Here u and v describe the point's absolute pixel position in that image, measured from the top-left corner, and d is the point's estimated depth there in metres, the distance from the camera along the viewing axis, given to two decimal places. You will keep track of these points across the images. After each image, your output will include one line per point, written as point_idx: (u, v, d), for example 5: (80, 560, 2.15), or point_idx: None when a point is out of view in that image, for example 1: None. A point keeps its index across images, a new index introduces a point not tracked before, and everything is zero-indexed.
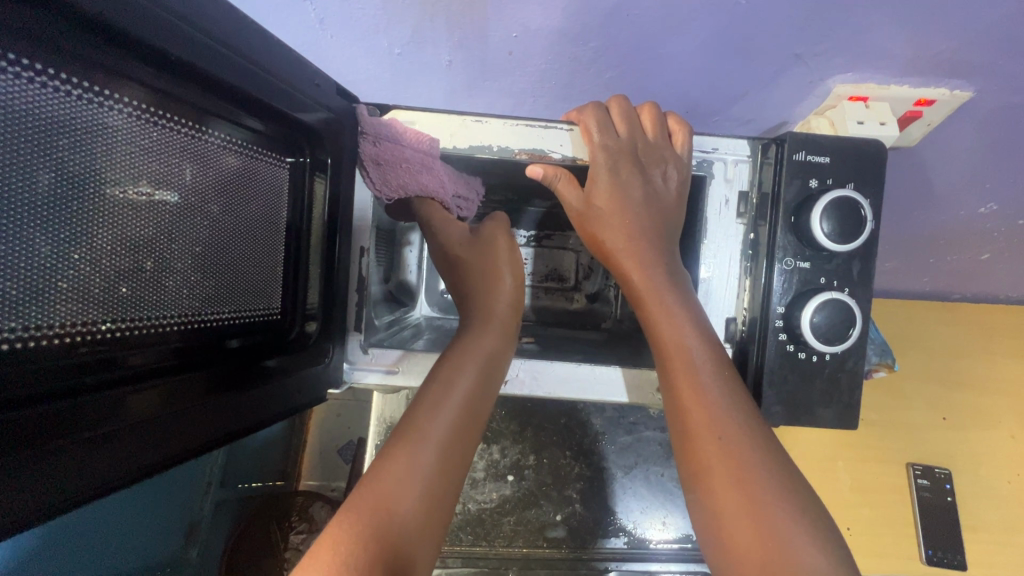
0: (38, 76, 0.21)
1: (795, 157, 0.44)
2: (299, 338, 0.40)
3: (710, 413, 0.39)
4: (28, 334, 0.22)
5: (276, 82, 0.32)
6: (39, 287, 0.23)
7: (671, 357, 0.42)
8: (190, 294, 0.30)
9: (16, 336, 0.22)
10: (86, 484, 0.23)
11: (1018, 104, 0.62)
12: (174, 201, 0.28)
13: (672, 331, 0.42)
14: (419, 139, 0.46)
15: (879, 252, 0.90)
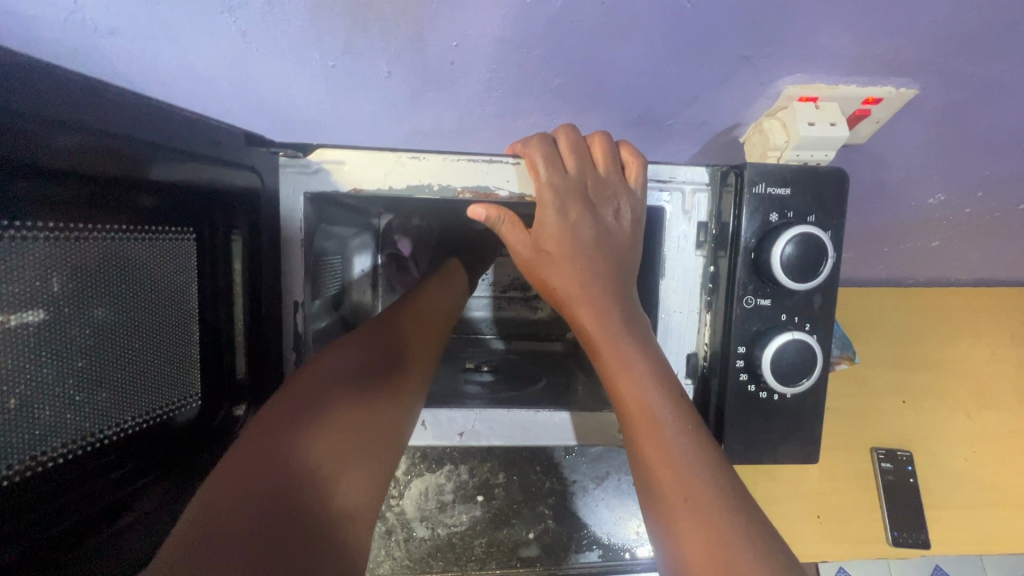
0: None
1: (755, 189, 0.42)
2: (225, 422, 0.37)
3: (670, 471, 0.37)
4: None
5: (158, 151, 0.28)
6: None
7: (630, 411, 0.40)
8: (72, 415, 0.26)
9: None
10: None
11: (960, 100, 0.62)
12: (38, 319, 0.24)
13: (630, 382, 0.40)
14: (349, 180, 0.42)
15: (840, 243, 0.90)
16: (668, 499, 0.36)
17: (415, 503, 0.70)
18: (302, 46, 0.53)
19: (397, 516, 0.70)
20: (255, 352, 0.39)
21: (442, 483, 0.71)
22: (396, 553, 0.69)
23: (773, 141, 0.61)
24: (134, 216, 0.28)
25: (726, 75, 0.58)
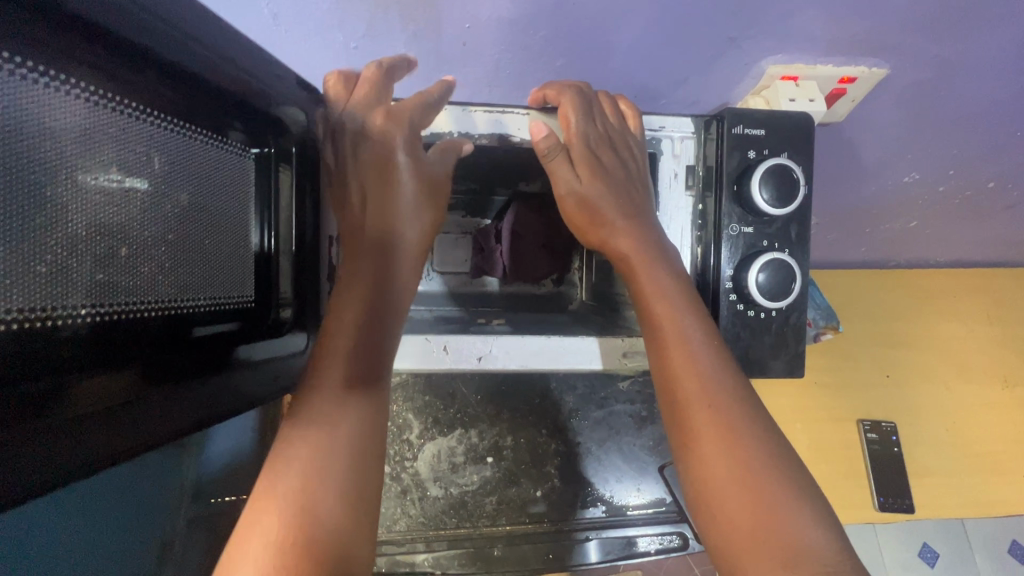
0: (13, 66, 0.22)
1: (734, 131, 0.48)
2: (275, 324, 0.41)
3: (700, 383, 0.43)
4: (15, 316, 0.23)
5: (235, 70, 0.33)
6: (26, 273, 0.23)
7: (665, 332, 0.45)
8: (165, 280, 0.31)
9: (6, 319, 0.22)
10: (68, 458, 0.24)
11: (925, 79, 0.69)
12: (144, 188, 0.29)
13: (662, 307, 0.45)
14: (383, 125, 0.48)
15: (821, 224, 0.96)
16: (696, 409, 0.43)
17: (428, 464, 0.73)
18: (329, 27, 0.59)
19: (411, 476, 0.73)
20: (298, 273, 0.43)
21: (454, 445, 0.74)
22: (410, 511, 0.72)
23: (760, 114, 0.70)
24: (209, 121, 0.33)
25: (708, 55, 0.65)
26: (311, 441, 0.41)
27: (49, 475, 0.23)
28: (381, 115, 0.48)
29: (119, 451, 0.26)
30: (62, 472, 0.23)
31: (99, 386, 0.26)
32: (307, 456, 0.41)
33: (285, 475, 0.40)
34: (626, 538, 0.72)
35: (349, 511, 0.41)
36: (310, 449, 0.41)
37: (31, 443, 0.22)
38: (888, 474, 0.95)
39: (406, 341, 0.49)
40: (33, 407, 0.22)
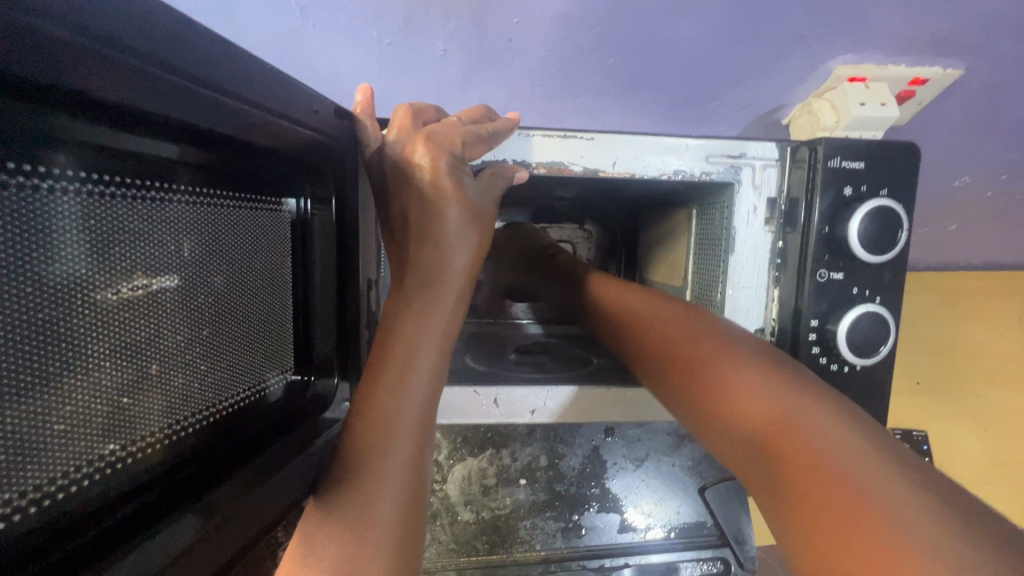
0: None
1: (830, 163, 0.42)
2: (319, 393, 0.36)
3: (705, 353, 0.39)
4: (25, 496, 0.19)
5: (274, 118, 0.27)
6: (29, 436, 0.19)
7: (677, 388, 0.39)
8: (203, 383, 0.26)
9: (10, 504, 0.18)
10: None
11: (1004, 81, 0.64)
12: (175, 284, 0.24)
13: (674, 352, 0.40)
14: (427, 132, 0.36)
15: None
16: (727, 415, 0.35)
17: (458, 487, 0.70)
18: (362, 21, 0.53)
19: (441, 500, 0.70)
20: (341, 332, 0.38)
21: (484, 466, 0.71)
22: (440, 537, 0.69)
23: (823, 121, 0.59)
24: (242, 181, 0.28)
25: (775, 55, 0.59)
26: (320, 573, 0.28)
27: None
28: (421, 141, 0.35)
29: None
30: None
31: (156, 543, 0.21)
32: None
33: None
34: (665, 565, 0.69)
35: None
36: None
37: None
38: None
39: (455, 391, 0.44)
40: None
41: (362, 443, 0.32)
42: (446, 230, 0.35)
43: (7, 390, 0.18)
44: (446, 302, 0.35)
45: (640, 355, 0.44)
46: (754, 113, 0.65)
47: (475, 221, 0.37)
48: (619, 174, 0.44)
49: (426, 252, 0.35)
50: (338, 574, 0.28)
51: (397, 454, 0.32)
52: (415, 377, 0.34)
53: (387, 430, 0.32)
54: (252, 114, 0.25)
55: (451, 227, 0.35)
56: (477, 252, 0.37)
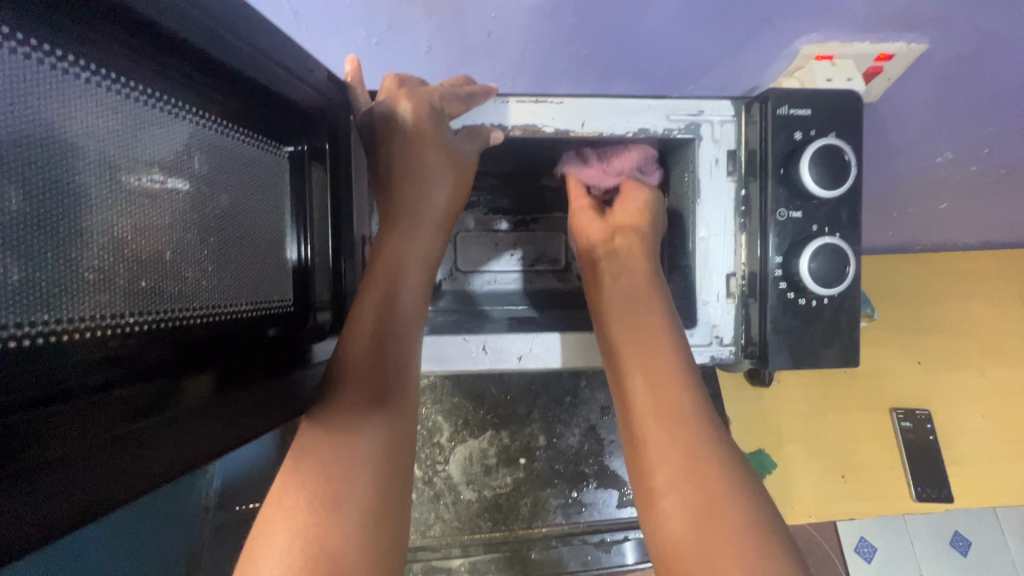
0: (40, 55, 0.21)
1: (779, 111, 0.46)
2: (315, 327, 0.39)
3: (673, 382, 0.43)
4: (62, 327, 0.22)
5: (274, 65, 0.31)
6: (67, 278, 0.23)
7: (676, 475, 0.39)
8: (210, 284, 0.30)
9: (50, 329, 0.22)
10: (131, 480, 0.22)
11: (968, 55, 0.64)
12: (185, 189, 0.28)
13: (679, 442, 0.40)
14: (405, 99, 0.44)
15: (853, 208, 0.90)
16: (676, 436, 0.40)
17: (460, 467, 0.71)
18: (351, 22, 0.59)
19: (443, 480, 0.70)
20: (336, 277, 0.42)
21: (485, 446, 0.72)
22: (444, 516, 0.69)
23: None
24: (245, 120, 0.32)
25: (738, 37, 0.62)
26: (317, 459, 0.34)
27: (102, 495, 0.21)
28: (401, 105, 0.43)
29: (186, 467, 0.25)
30: (115, 493, 0.21)
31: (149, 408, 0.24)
32: (318, 476, 0.33)
33: (288, 499, 0.32)
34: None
35: (371, 536, 0.32)
36: (319, 468, 0.33)
37: (88, 467, 0.21)
38: (922, 464, 0.90)
39: (446, 339, 0.48)
40: (83, 419, 0.21)
41: (356, 347, 0.37)
42: (426, 167, 0.44)
43: (45, 230, 0.22)
44: (425, 233, 0.44)
45: (626, 416, 0.43)
46: (727, 91, 0.69)
47: (453, 159, 0.45)
48: (589, 134, 0.48)
49: (410, 183, 0.44)
50: (334, 462, 0.33)
51: (387, 358, 0.38)
52: (405, 293, 0.40)
53: (377, 340, 0.38)
54: (252, 53, 0.29)
55: (432, 161, 0.44)
56: (453, 190, 0.46)
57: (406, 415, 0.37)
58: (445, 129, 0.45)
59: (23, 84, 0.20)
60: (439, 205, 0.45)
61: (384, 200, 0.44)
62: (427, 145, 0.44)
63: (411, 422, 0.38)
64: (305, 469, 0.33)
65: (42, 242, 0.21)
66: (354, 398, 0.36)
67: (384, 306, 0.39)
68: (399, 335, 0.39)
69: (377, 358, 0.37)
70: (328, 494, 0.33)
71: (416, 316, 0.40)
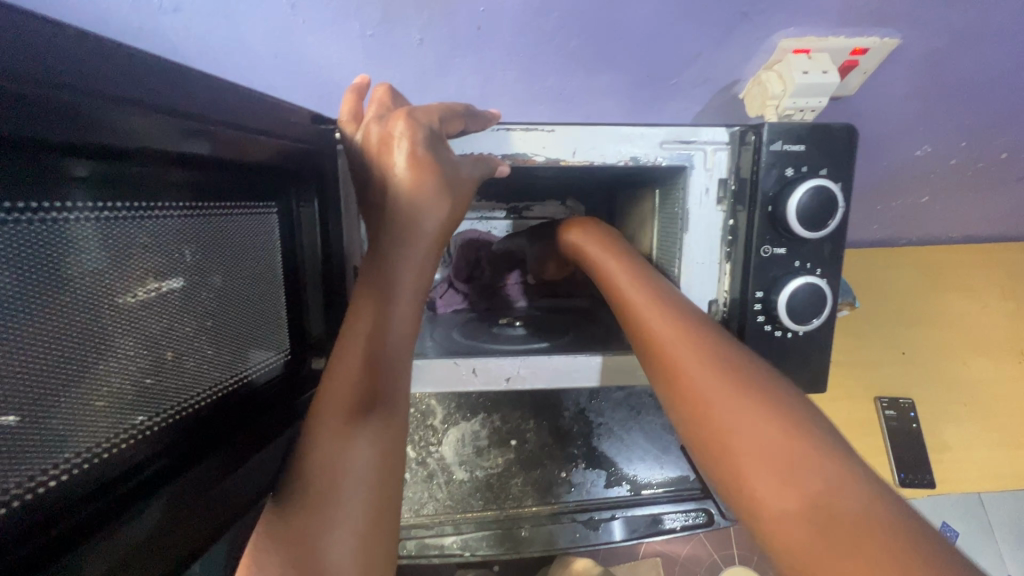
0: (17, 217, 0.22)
1: (772, 146, 0.45)
2: (310, 372, 0.42)
3: (686, 342, 0.39)
4: (88, 455, 0.25)
5: (242, 128, 0.31)
6: (83, 404, 0.25)
7: (760, 465, 0.31)
8: (209, 367, 0.33)
9: (74, 461, 0.25)
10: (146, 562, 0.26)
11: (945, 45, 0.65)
12: (178, 288, 0.30)
13: (748, 416, 0.33)
14: (404, 122, 0.39)
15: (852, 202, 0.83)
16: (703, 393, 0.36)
17: (452, 448, 0.74)
18: (345, 15, 0.58)
19: (437, 461, 0.74)
20: (329, 316, 0.43)
21: (478, 428, 0.75)
22: (437, 494, 0.73)
23: (771, 90, 0.65)
24: (222, 194, 0.32)
25: (720, 30, 0.63)
26: (286, 539, 0.31)
27: None
28: (398, 120, 0.39)
29: (185, 539, 0.29)
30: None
31: (174, 502, 0.28)
32: (285, 554, 0.30)
33: None
34: (649, 514, 0.71)
35: None
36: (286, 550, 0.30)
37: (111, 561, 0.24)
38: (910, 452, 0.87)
39: (436, 362, 0.50)
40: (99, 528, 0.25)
41: (340, 389, 0.35)
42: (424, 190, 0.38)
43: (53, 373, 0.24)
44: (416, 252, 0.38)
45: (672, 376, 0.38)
46: (710, 91, 0.69)
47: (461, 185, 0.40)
48: (579, 162, 0.47)
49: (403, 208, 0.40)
50: (306, 537, 0.31)
51: (372, 395, 0.35)
52: (392, 317, 0.37)
53: (363, 377, 0.35)
54: (228, 134, 0.30)
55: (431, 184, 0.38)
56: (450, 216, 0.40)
57: (392, 461, 0.34)
58: (448, 153, 0.40)
59: (21, 247, 0.22)
60: (428, 235, 0.38)
61: (372, 228, 0.39)
62: (425, 164, 0.38)
63: (392, 496, 0.34)
64: (277, 543, 0.31)
65: (54, 382, 0.24)
66: (337, 450, 0.33)
67: (372, 337, 0.36)
68: (383, 367, 0.36)
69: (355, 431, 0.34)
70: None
71: (397, 376, 0.37)
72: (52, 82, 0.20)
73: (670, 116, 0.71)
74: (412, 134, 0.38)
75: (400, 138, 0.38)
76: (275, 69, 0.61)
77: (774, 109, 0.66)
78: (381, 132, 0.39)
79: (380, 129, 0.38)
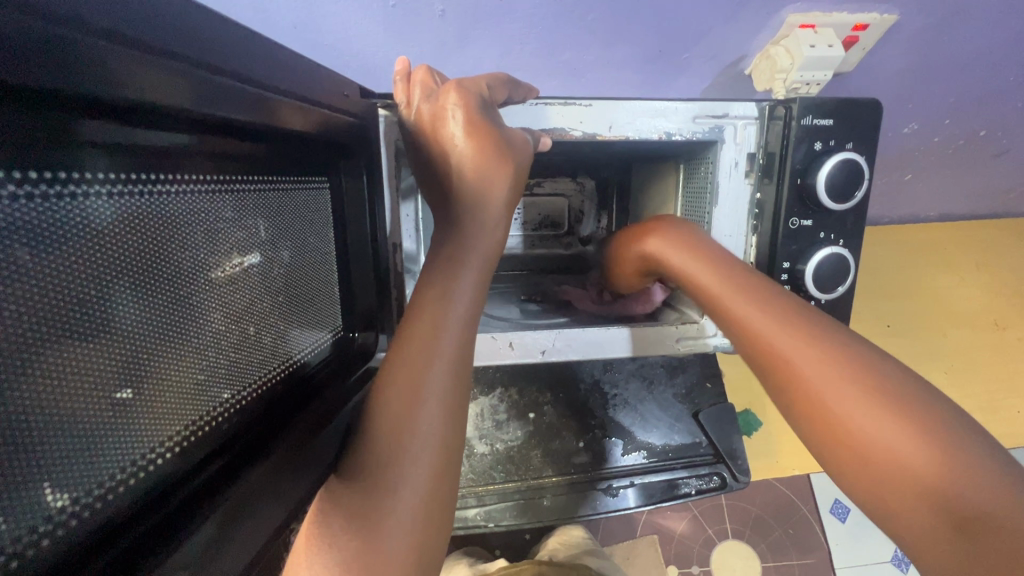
0: (69, 192, 0.21)
1: (803, 122, 0.46)
2: (361, 348, 0.43)
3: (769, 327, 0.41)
4: (193, 427, 0.27)
5: (299, 93, 0.31)
6: (189, 377, 0.27)
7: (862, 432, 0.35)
8: (284, 340, 0.35)
9: (181, 433, 0.27)
10: (242, 529, 0.27)
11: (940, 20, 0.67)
12: (257, 263, 0.32)
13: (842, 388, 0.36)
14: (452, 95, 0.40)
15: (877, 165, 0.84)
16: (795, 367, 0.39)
17: (472, 423, 0.75)
18: None
19: None
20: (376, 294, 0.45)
21: (496, 403, 0.77)
22: None
23: (780, 65, 0.66)
24: (266, 167, 0.32)
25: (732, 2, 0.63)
26: (354, 495, 0.31)
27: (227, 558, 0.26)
28: (449, 95, 0.40)
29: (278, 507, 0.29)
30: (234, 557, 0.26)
31: (251, 484, 0.28)
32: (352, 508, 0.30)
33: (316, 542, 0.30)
34: (667, 481, 0.75)
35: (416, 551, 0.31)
36: (353, 504, 0.31)
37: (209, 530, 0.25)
38: None
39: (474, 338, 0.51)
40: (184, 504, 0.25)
41: (409, 354, 0.35)
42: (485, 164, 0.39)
43: (143, 359, 0.25)
44: (484, 224, 0.39)
45: (768, 368, 0.41)
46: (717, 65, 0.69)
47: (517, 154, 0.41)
48: (615, 138, 0.48)
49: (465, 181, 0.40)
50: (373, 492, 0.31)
51: (439, 360, 0.35)
52: (458, 286, 0.37)
53: (430, 342, 0.35)
54: (268, 97, 0.28)
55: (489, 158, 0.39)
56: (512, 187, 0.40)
57: (454, 425, 0.34)
58: (498, 121, 0.41)
59: (118, 228, 0.23)
60: (497, 207, 0.40)
61: (441, 204, 0.40)
62: (478, 136, 0.39)
63: (454, 461, 0.34)
64: (347, 496, 0.31)
65: (166, 354, 0.26)
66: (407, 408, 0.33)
67: (442, 304, 0.36)
68: (449, 334, 0.36)
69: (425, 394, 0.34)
70: (366, 529, 0.30)
71: (465, 338, 0.36)
72: (120, 36, 0.20)
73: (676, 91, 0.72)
74: (462, 106, 0.39)
75: (452, 111, 0.39)
76: (295, 39, 0.60)
77: (781, 82, 0.67)
78: (432, 108, 0.40)
79: (431, 106, 0.40)
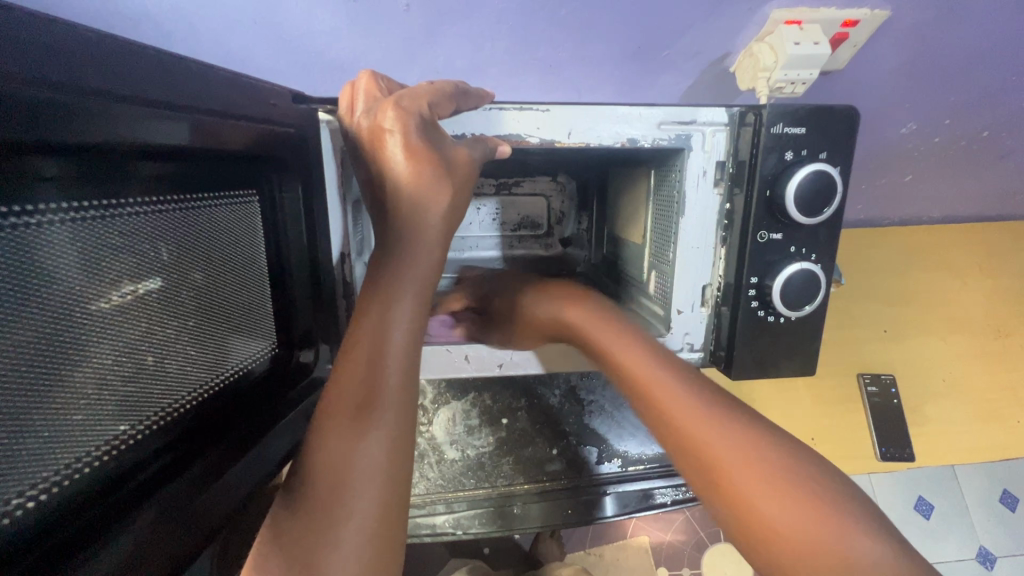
0: None
1: (773, 129, 0.44)
2: (299, 366, 0.42)
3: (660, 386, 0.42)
4: (71, 468, 0.26)
5: (213, 106, 0.30)
6: (65, 417, 0.26)
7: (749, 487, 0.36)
8: (194, 366, 0.33)
9: (59, 474, 0.25)
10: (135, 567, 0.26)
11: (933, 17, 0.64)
12: (156, 288, 0.30)
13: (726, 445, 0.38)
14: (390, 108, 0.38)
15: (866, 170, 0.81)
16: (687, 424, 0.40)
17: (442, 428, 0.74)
18: None
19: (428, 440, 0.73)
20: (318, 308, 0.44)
21: (468, 408, 0.74)
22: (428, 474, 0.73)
23: (763, 62, 0.62)
24: (182, 186, 0.31)
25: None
26: (293, 539, 0.29)
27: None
28: (387, 108, 0.37)
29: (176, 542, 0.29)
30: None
31: (148, 522, 0.27)
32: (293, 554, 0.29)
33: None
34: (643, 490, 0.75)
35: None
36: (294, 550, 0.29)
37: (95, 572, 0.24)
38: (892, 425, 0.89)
39: (428, 351, 0.49)
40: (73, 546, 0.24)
41: (347, 384, 0.34)
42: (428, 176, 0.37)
43: (10, 401, 0.23)
44: (431, 242, 0.38)
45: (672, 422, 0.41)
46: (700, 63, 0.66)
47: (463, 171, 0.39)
48: (575, 144, 0.45)
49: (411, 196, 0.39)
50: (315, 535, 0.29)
51: (379, 388, 0.33)
52: (402, 307, 0.36)
53: (371, 371, 0.34)
54: (173, 117, 0.27)
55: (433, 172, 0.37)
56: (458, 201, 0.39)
57: (401, 453, 0.33)
58: (440, 137, 0.39)
59: None
60: (441, 226, 0.38)
61: (381, 220, 0.38)
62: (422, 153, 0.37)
63: (402, 492, 0.33)
64: (286, 543, 0.29)
65: (37, 395, 0.24)
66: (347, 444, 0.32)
67: (382, 328, 0.35)
68: (392, 359, 0.34)
69: (365, 425, 0.32)
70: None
71: (410, 364, 0.35)
72: None
73: (658, 91, 0.69)
74: (401, 120, 0.37)
75: (390, 126, 0.37)
76: (255, 36, 0.58)
77: (765, 80, 0.63)
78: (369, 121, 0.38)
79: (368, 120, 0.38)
